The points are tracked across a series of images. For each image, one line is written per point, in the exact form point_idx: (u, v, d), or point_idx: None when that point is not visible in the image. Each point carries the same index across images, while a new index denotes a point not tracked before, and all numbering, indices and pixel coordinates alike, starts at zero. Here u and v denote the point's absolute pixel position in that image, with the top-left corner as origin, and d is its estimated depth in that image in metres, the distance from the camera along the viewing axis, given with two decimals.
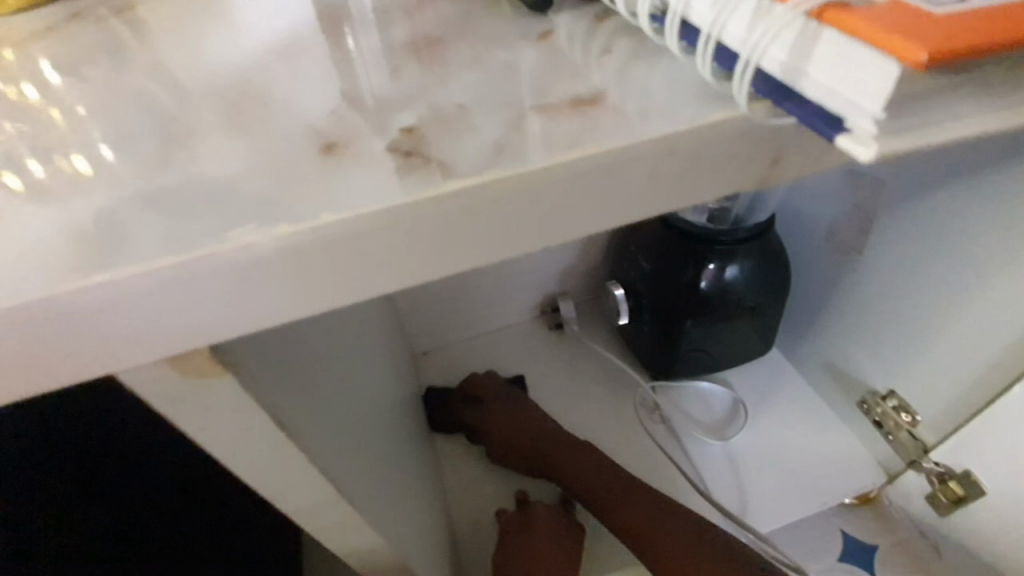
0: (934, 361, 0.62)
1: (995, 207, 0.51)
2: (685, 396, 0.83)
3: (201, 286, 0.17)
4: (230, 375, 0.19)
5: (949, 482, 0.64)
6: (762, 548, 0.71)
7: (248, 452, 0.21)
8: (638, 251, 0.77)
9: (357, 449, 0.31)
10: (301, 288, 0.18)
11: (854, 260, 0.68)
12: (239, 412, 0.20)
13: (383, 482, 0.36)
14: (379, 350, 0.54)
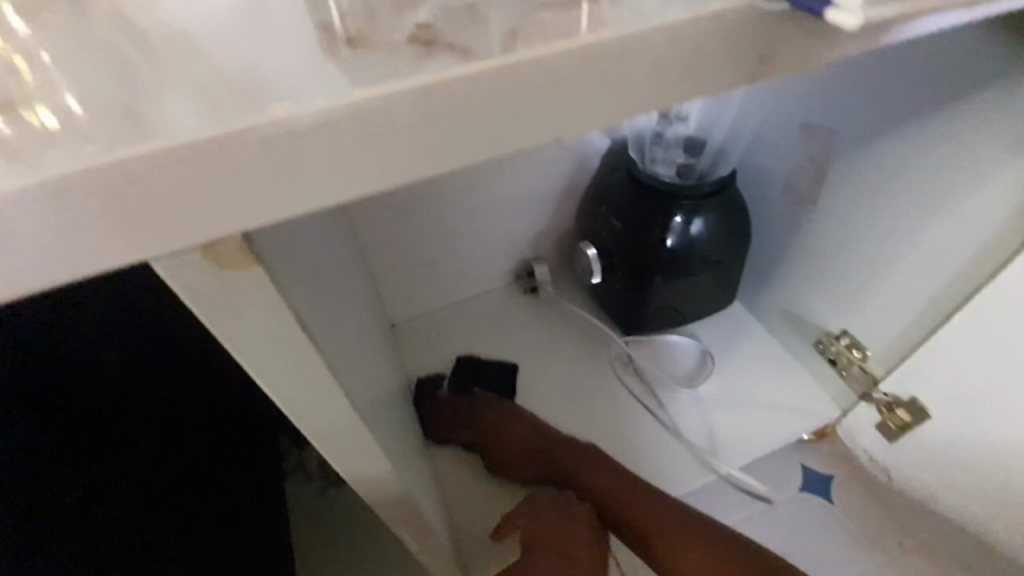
0: (882, 300, 0.68)
1: (942, 150, 0.55)
2: (657, 349, 0.87)
3: (243, 165, 0.17)
4: (261, 266, 0.19)
5: (897, 410, 0.70)
6: (731, 481, 0.78)
7: (271, 357, 0.21)
8: (608, 209, 0.79)
9: (359, 375, 0.32)
10: (331, 172, 0.19)
11: (810, 210, 0.72)
12: (268, 308, 0.20)
13: (385, 418, 0.37)
14: (363, 308, 0.54)
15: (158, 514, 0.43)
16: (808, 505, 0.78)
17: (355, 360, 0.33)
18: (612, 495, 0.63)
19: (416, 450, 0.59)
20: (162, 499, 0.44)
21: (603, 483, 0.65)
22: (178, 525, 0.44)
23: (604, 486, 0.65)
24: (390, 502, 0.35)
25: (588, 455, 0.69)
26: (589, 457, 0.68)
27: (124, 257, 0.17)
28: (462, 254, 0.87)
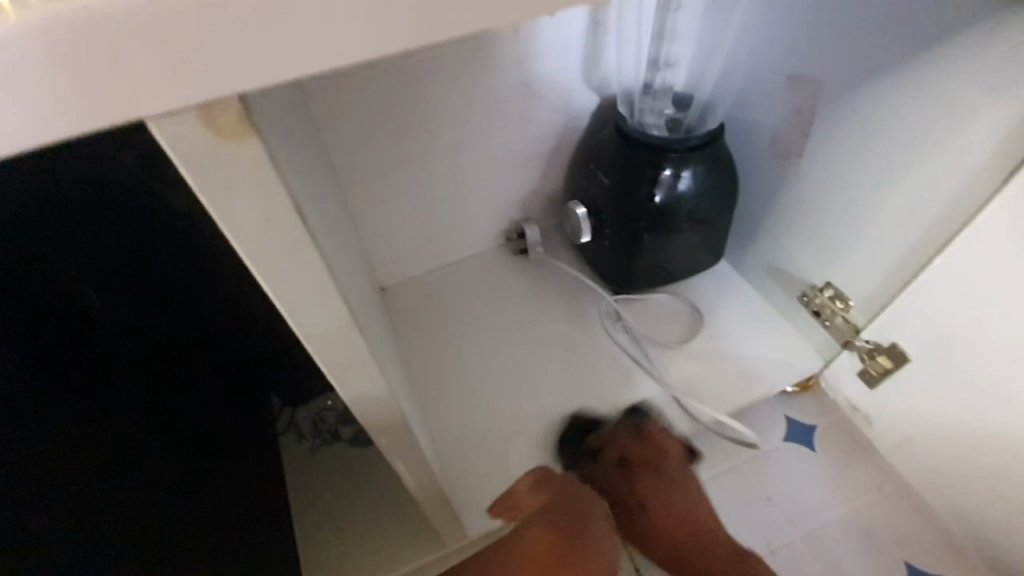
0: (864, 249, 0.70)
1: (925, 95, 0.56)
2: (646, 307, 0.88)
3: (232, 17, 0.16)
4: (257, 138, 0.19)
5: (877, 356, 0.72)
6: (717, 431, 0.81)
7: (269, 243, 0.21)
8: (597, 166, 0.79)
9: (357, 299, 0.32)
10: (325, 35, 0.18)
11: (795, 162, 0.73)
12: (263, 187, 0.20)
13: (381, 349, 0.37)
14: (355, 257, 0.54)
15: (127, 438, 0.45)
16: (792, 454, 0.80)
17: (352, 285, 0.33)
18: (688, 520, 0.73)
19: (410, 399, 0.60)
20: (127, 390, 0.47)
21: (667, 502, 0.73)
22: (142, 413, 0.48)
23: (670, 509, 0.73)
24: (390, 428, 0.36)
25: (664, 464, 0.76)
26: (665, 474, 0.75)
27: (116, 117, 0.17)
28: (452, 215, 0.86)
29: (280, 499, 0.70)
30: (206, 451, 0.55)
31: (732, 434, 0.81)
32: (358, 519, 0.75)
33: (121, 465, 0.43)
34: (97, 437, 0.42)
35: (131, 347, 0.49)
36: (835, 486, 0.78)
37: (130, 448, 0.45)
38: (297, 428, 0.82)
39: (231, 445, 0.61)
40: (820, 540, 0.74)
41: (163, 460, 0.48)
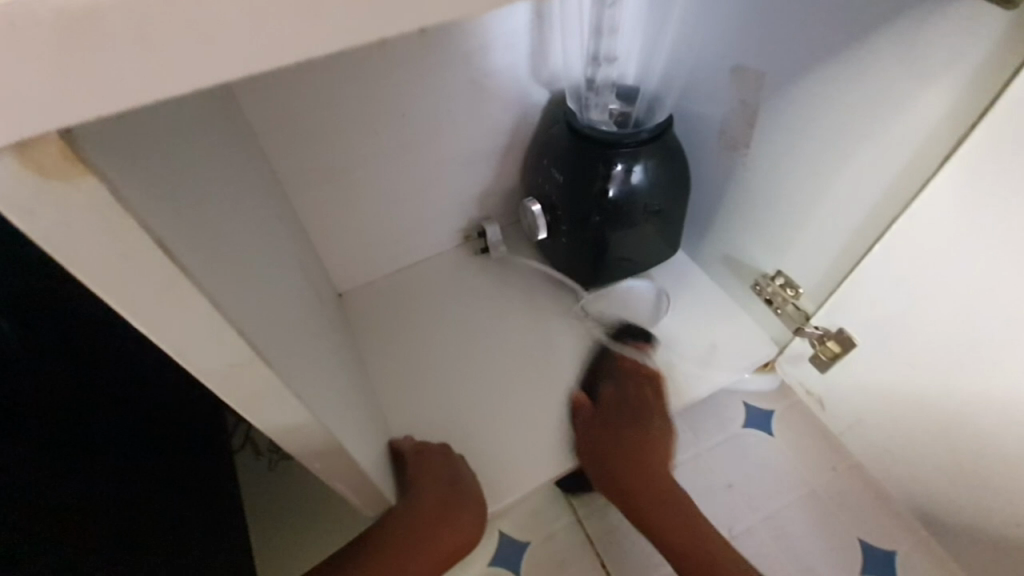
0: (811, 237, 0.71)
1: (857, 89, 0.58)
2: (610, 297, 0.89)
3: (32, 52, 0.15)
4: (91, 177, 0.17)
5: (828, 341, 0.74)
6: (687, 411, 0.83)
7: (133, 281, 0.20)
8: (550, 162, 0.78)
9: (271, 323, 0.30)
10: (147, 62, 0.16)
11: (742, 154, 0.74)
12: (109, 225, 0.19)
13: (310, 370, 0.36)
14: (296, 269, 0.52)
15: (94, 525, 0.45)
16: (751, 439, 0.82)
17: (267, 307, 0.31)
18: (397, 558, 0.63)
19: (363, 412, 0.58)
20: (58, 464, 0.44)
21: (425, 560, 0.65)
22: (82, 458, 0.47)
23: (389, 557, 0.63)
24: (321, 449, 0.35)
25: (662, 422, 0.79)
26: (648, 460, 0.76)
27: None
28: (407, 217, 0.85)
29: (238, 517, 0.68)
30: (159, 477, 0.55)
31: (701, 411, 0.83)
32: (322, 531, 0.73)
33: (70, 521, 0.43)
34: (66, 534, 0.42)
35: (59, 412, 0.46)
36: (792, 469, 0.79)
37: (79, 502, 0.44)
38: (254, 442, 0.79)
39: (191, 476, 0.61)
40: (779, 522, 0.76)
41: (115, 501, 0.48)
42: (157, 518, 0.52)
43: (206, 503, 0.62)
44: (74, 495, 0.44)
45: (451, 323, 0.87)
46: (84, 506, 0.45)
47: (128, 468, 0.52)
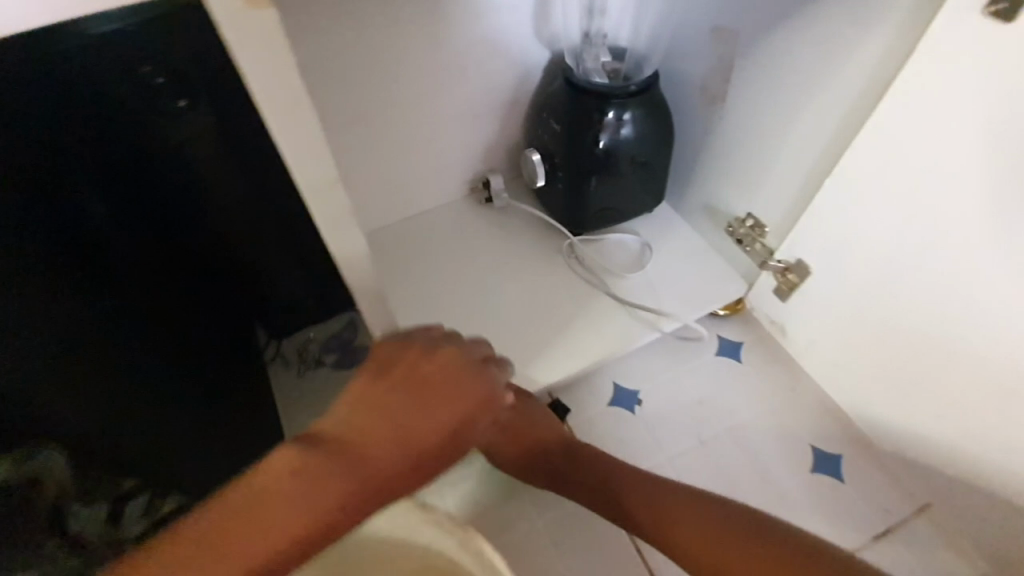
0: (778, 178, 0.81)
1: (810, 41, 0.68)
2: (600, 244, 0.99)
3: None
4: (269, 8, 0.30)
5: (788, 274, 0.84)
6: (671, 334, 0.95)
7: (269, 82, 0.33)
8: (548, 113, 0.88)
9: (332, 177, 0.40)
10: None
11: (720, 105, 0.84)
12: (269, 40, 0.32)
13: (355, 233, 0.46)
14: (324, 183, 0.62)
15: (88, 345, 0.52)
16: (722, 366, 0.92)
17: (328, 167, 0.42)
18: (324, 530, 0.41)
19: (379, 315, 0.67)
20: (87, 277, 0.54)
21: (348, 489, 0.42)
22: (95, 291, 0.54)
23: (294, 524, 0.40)
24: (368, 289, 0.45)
25: (528, 450, 0.71)
26: (630, 474, 0.62)
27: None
28: (419, 163, 0.94)
29: (247, 410, 0.79)
30: (155, 342, 0.62)
31: (688, 332, 0.95)
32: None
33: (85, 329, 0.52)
34: (84, 334, 0.52)
35: (109, 260, 0.58)
36: (757, 390, 0.90)
37: (82, 316, 0.52)
38: (282, 357, 0.90)
39: (187, 353, 0.68)
40: (742, 432, 0.86)
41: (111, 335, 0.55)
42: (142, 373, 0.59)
43: (200, 384, 0.70)
44: (78, 309, 0.51)
45: (458, 260, 0.96)
46: (81, 320, 0.52)
47: (129, 317, 0.59)
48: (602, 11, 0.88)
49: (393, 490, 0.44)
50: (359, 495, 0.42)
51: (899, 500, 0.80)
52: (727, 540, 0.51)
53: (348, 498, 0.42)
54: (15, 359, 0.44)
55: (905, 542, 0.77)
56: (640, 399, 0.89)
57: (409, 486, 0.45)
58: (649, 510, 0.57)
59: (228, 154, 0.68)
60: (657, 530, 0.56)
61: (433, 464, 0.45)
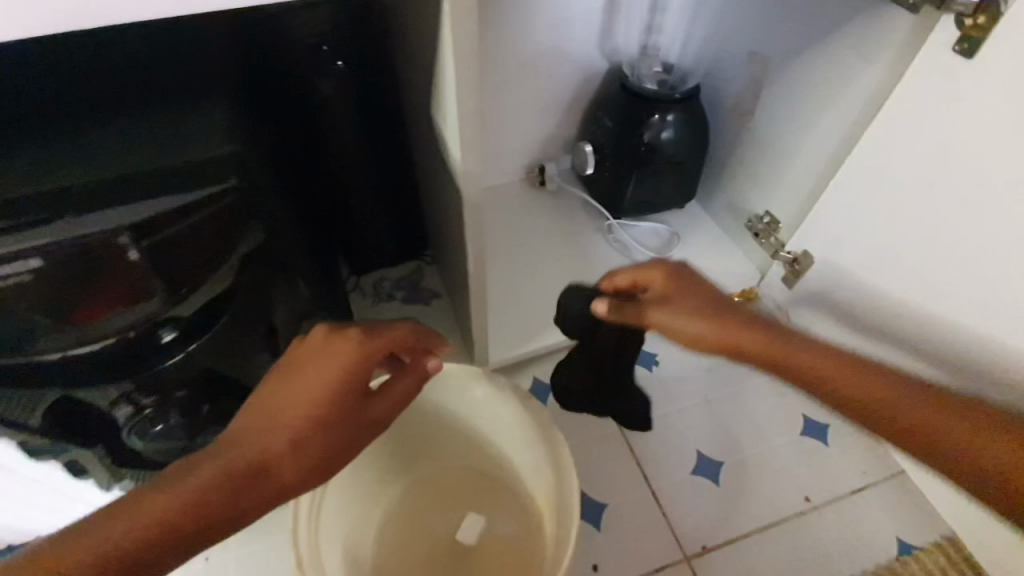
0: (791, 182, 0.97)
1: (828, 62, 0.85)
2: (636, 229, 1.14)
3: None
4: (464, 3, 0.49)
5: (795, 264, 0.96)
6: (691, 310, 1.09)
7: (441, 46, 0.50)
8: (604, 112, 1.05)
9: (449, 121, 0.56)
10: None
11: (749, 118, 1.01)
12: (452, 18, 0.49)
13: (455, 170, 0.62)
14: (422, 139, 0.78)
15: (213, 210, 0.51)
16: None
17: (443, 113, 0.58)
18: (186, 499, 0.43)
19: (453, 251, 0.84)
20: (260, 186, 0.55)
21: (213, 470, 0.45)
22: (261, 201, 0.55)
23: (162, 493, 0.43)
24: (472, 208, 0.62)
25: (720, 339, 0.56)
26: (766, 322, 0.57)
27: None
28: (490, 145, 1.12)
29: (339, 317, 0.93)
30: (294, 242, 0.65)
31: None
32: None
33: (253, 217, 0.55)
34: (220, 206, 0.51)
35: (275, 172, 0.60)
36: None
37: (185, 187, 0.48)
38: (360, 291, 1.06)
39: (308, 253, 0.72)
40: (744, 396, 0.99)
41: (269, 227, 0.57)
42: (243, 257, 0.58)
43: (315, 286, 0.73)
44: (254, 204, 0.54)
45: (513, 228, 1.12)
46: (248, 211, 0.54)
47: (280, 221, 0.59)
48: (660, 29, 1.04)
49: (262, 473, 0.47)
50: (230, 477, 0.45)
51: (875, 468, 0.92)
52: (886, 394, 0.53)
53: (203, 475, 0.45)
54: (157, 209, 0.48)
55: (877, 501, 0.89)
56: (658, 361, 1.04)
57: (282, 470, 0.48)
58: (845, 391, 0.54)
59: (372, 118, 0.81)
60: (866, 396, 0.53)
61: (278, 466, 0.48)
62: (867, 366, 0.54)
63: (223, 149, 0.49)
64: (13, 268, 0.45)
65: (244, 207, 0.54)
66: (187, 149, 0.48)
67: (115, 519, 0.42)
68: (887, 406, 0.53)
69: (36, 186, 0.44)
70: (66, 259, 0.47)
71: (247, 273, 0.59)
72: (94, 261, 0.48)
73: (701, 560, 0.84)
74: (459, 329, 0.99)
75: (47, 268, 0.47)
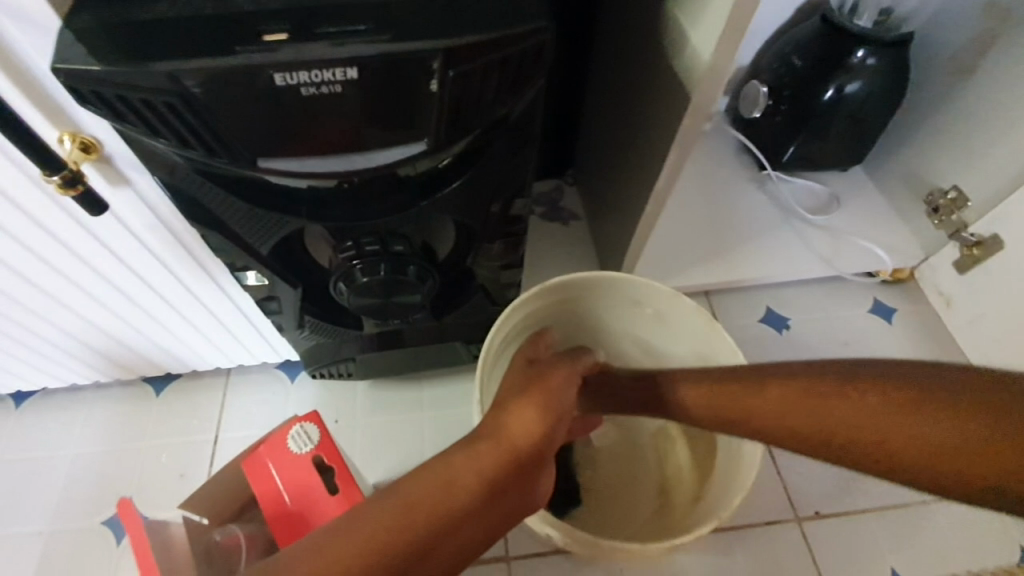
0: (995, 158, 0.86)
1: None
2: (791, 186, 1.06)
3: None
4: None
5: (975, 248, 0.89)
6: (834, 278, 1.03)
7: None
8: (791, 49, 0.95)
9: (711, 9, 0.51)
10: None
11: (964, 78, 0.90)
12: None
13: (680, 72, 0.57)
14: (617, 43, 0.73)
15: (493, 126, 0.44)
16: (873, 321, 0.99)
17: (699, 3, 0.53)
18: (443, 495, 0.42)
19: (618, 170, 0.80)
20: (520, 57, 0.39)
21: (471, 467, 0.43)
22: (513, 81, 0.40)
23: (423, 487, 0.41)
24: (699, 116, 0.57)
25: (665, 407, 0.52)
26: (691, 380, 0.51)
27: None
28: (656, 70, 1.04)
29: None
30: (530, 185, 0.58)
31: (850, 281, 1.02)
32: (531, 269, 0.96)
33: (524, 144, 0.47)
34: (495, 121, 0.43)
35: (519, 14, 0.38)
36: (903, 348, 0.97)
37: (483, 96, 0.40)
38: None
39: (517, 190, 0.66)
40: None
41: (528, 167, 0.50)
42: (488, 190, 0.50)
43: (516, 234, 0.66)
44: (499, 74, 0.39)
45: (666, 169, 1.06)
46: (518, 136, 0.46)
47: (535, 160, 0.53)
48: None
49: (523, 458, 0.45)
50: (489, 475, 0.43)
51: None
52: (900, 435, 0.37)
53: (465, 473, 0.43)
54: (444, 92, 0.38)
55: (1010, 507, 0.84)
56: (790, 325, 0.98)
57: (528, 474, 0.46)
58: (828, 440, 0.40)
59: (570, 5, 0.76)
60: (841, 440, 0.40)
61: (530, 465, 0.46)
62: (827, 398, 0.40)
63: None
64: (329, 75, 0.36)
65: (484, 75, 0.39)
66: (490, 15, 0.38)
67: (382, 520, 0.39)
68: (859, 440, 0.39)
69: (286, 17, 0.37)
70: (375, 66, 0.36)
71: (493, 144, 0.46)
72: (399, 81, 0.37)
73: (813, 524, 0.82)
74: (595, 256, 0.96)
75: (350, 86, 0.37)
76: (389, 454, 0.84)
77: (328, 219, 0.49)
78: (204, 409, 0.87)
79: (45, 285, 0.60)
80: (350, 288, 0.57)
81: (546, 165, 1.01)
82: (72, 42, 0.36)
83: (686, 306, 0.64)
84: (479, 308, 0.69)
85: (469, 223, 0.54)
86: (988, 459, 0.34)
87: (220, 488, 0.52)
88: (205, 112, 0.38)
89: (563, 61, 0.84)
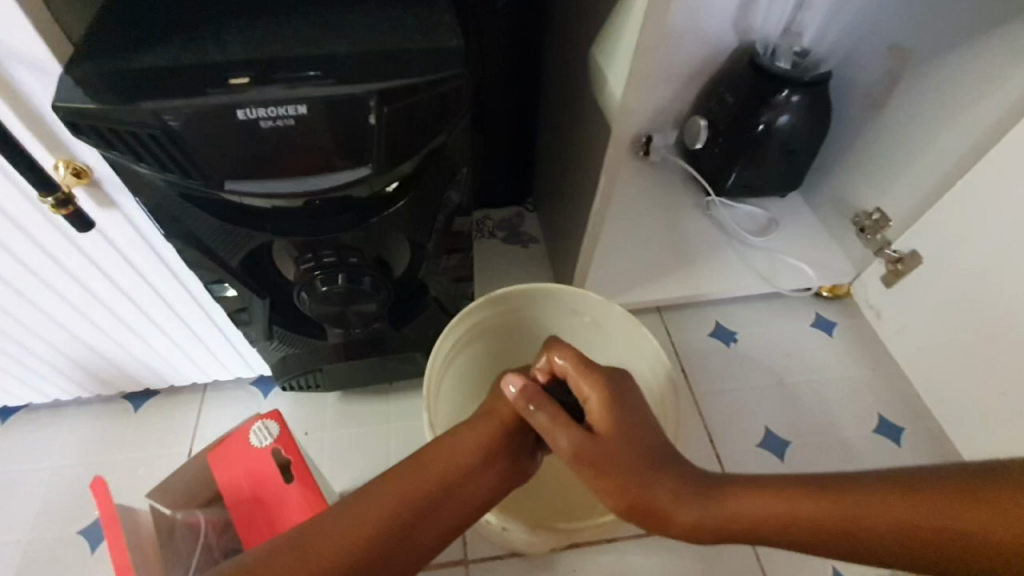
0: (908, 183, 0.96)
1: (964, 65, 0.85)
2: (734, 210, 1.16)
3: None
4: None
5: (898, 264, 0.98)
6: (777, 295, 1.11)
7: None
8: (727, 89, 1.07)
9: (620, 56, 0.60)
10: None
11: (878, 112, 1.00)
12: None
13: (602, 108, 0.66)
14: (559, 84, 0.82)
15: (429, 153, 0.52)
16: (814, 334, 1.06)
17: (612, 51, 0.62)
18: (450, 462, 0.47)
19: (565, 196, 0.88)
20: (446, 95, 0.47)
21: (471, 439, 0.49)
22: (442, 114, 0.48)
23: (433, 455, 0.47)
24: (620, 145, 0.65)
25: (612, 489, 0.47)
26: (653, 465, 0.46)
27: None
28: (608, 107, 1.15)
29: None
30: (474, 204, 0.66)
31: (792, 297, 1.10)
32: (493, 288, 1.03)
33: (459, 167, 0.55)
34: (431, 147, 0.51)
35: (443, 60, 0.47)
36: (841, 358, 1.04)
37: (416, 127, 0.48)
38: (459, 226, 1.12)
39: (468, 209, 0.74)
40: (821, 385, 1.01)
41: (466, 186, 0.59)
42: (431, 207, 0.58)
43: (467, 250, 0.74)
44: (429, 109, 0.47)
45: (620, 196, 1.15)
46: (453, 160, 0.54)
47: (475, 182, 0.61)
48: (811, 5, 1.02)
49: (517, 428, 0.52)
50: (487, 442, 0.49)
51: None
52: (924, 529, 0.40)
53: (469, 441, 0.49)
54: (381, 124, 0.46)
55: None
56: (736, 339, 1.05)
57: (520, 443, 0.52)
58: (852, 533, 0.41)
59: (518, 52, 0.86)
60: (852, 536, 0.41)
61: (521, 433, 0.52)
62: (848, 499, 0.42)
63: (461, 45, 0.48)
64: (284, 111, 0.44)
65: (416, 110, 0.47)
66: (419, 62, 0.46)
67: (392, 491, 0.44)
68: (899, 543, 0.40)
69: (249, 66, 0.45)
70: (321, 103, 0.44)
71: (431, 168, 0.54)
72: (342, 115, 0.45)
73: None
74: (553, 276, 1.04)
75: (302, 119, 0.45)
76: (356, 462, 0.89)
77: (290, 235, 0.56)
78: (181, 424, 0.92)
79: (36, 301, 0.66)
80: (311, 299, 0.63)
81: (507, 193, 1.10)
82: (71, 85, 0.44)
83: (618, 313, 0.71)
84: (434, 319, 0.76)
85: (417, 239, 0.61)
86: (1000, 552, 0.38)
87: (186, 481, 0.57)
88: (181, 142, 0.45)
89: (517, 100, 0.93)
